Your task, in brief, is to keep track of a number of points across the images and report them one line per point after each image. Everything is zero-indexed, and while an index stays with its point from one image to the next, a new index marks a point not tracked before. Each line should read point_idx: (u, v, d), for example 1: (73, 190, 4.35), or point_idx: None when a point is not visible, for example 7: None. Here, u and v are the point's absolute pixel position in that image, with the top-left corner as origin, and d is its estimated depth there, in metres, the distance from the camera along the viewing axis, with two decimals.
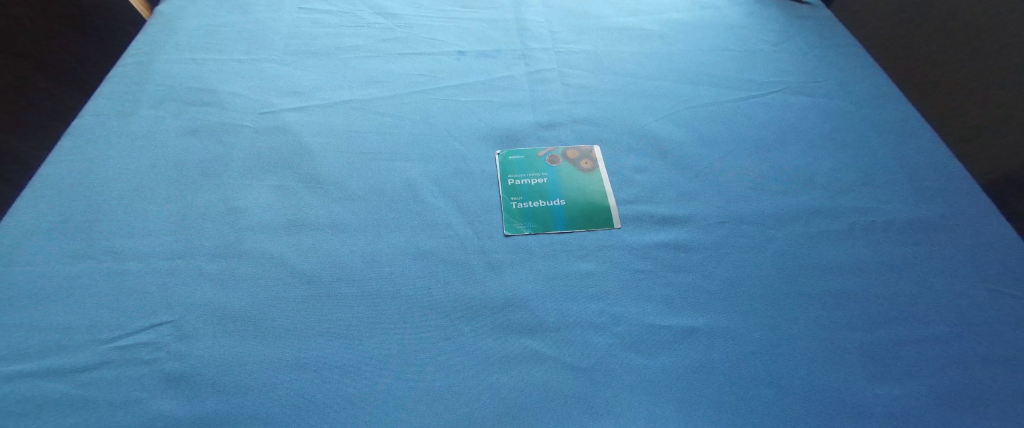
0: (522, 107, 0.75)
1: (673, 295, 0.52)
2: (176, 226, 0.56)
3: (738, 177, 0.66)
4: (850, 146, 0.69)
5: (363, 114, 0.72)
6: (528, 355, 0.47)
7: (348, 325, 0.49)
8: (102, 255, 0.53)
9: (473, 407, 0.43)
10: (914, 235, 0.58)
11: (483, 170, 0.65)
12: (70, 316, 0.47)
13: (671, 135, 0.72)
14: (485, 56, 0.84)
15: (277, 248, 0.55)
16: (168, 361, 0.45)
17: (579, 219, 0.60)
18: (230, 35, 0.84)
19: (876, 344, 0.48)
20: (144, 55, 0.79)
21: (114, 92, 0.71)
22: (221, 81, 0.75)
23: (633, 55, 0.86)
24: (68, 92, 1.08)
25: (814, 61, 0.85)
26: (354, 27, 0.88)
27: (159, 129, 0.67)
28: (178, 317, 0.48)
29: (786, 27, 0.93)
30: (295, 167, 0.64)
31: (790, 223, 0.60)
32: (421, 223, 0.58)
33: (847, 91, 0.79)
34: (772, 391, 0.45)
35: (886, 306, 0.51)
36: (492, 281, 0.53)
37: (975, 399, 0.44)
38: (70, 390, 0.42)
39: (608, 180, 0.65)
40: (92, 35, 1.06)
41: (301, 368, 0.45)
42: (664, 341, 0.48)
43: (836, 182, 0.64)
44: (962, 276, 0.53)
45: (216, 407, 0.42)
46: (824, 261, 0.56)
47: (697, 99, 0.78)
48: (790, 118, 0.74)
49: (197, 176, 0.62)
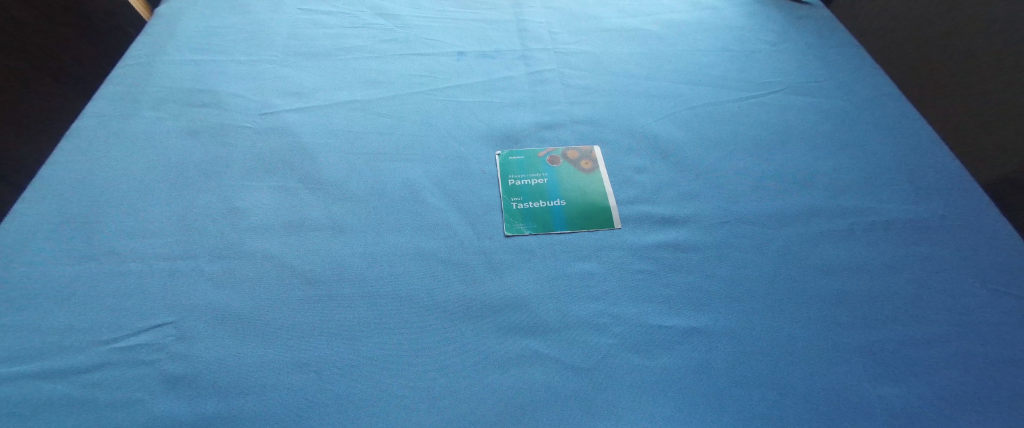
0: (522, 107, 0.75)
1: (674, 296, 0.52)
2: (176, 227, 0.56)
3: (738, 177, 0.66)
4: (850, 146, 0.70)
5: (363, 115, 0.72)
6: (529, 356, 0.47)
7: (347, 325, 0.49)
8: (103, 256, 0.53)
9: (473, 406, 0.43)
10: (915, 235, 0.58)
11: (483, 170, 0.65)
12: (70, 317, 0.47)
13: (670, 135, 0.72)
14: (485, 57, 0.84)
15: (277, 249, 0.55)
16: (169, 361, 0.45)
17: (579, 220, 0.60)
18: (230, 36, 0.84)
19: (877, 344, 0.48)
20: (144, 56, 0.79)
21: (115, 93, 0.72)
22: (221, 82, 0.75)
23: (633, 55, 0.87)
24: (69, 92, 1.08)
25: (813, 61, 0.85)
26: (354, 28, 0.88)
27: (160, 129, 0.67)
28: (178, 319, 0.48)
29: (785, 28, 0.93)
30: (295, 168, 0.64)
31: (791, 223, 0.60)
32: (422, 224, 0.58)
33: (847, 91, 0.79)
34: (773, 391, 0.45)
35: (886, 306, 0.51)
36: (493, 281, 0.53)
37: (976, 399, 0.44)
38: (70, 392, 0.42)
39: (608, 180, 0.65)
40: (93, 39, 1.06)
41: (302, 368, 0.45)
42: (664, 342, 0.48)
43: (836, 182, 0.64)
44: (963, 276, 0.53)
45: (217, 407, 0.42)
46: (825, 261, 0.56)
47: (697, 99, 0.78)
48: (790, 118, 0.74)
49: (197, 176, 0.62)
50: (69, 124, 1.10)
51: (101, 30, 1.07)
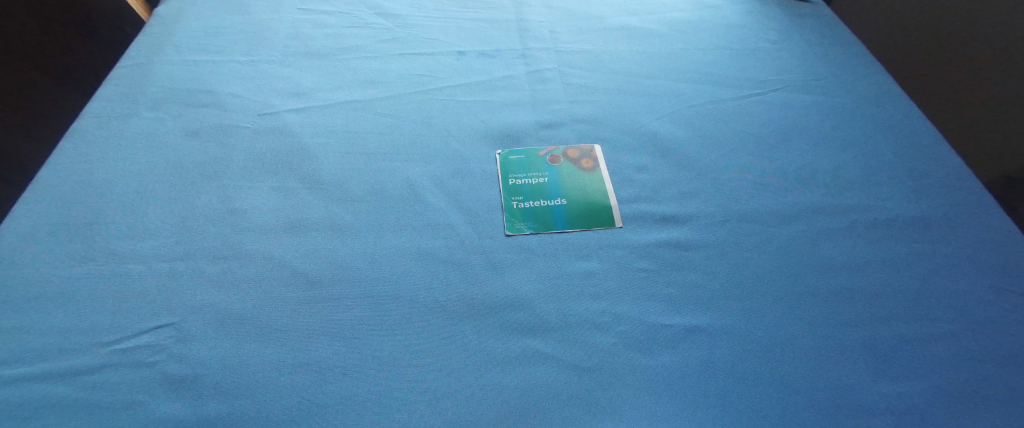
0: (522, 107, 0.75)
1: (675, 295, 0.52)
2: (175, 228, 0.56)
3: (739, 176, 0.65)
4: (851, 144, 0.69)
5: (363, 115, 0.72)
6: (530, 355, 0.47)
7: (348, 326, 0.48)
8: (103, 258, 0.52)
9: (475, 407, 0.43)
10: (917, 232, 0.58)
11: (483, 170, 0.65)
12: (70, 318, 0.47)
13: (671, 133, 0.72)
14: (485, 56, 0.83)
15: (278, 249, 0.55)
16: (170, 363, 0.45)
17: (580, 219, 0.60)
18: (229, 36, 0.84)
19: (879, 342, 0.48)
20: (143, 56, 0.79)
21: (114, 94, 0.71)
22: (221, 82, 0.75)
23: (633, 54, 0.86)
24: (69, 91, 1.08)
25: (815, 59, 0.85)
26: (353, 28, 0.88)
27: (160, 130, 0.67)
28: (178, 320, 0.48)
29: (786, 26, 0.93)
30: (295, 168, 0.64)
31: (792, 221, 0.60)
32: (423, 224, 0.58)
33: (848, 89, 0.79)
34: (775, 390, 0.45)
35: (888, 304, 0.51)
36: (493, 281, 0.53)
37: (978, 397, 0.44)
38: (70, 394, 0.42)
39: (608, 179, 0.65)
40: (92, 39, 1.06)
41: (302, 369, 0.45)
42: (666, 340, 0.48)
43: (838, 180, 0.64)
44: (964, 273, 0.53)
45: (218, 409, 0.42)
46: (826, 259, 0.55)
47: (698, 98, 0.77)
48: (791, 116, 0.74)
49: (198, 177, 0.62)
50: (69, 123, 1.10)
51: (101, 29, 1.06)
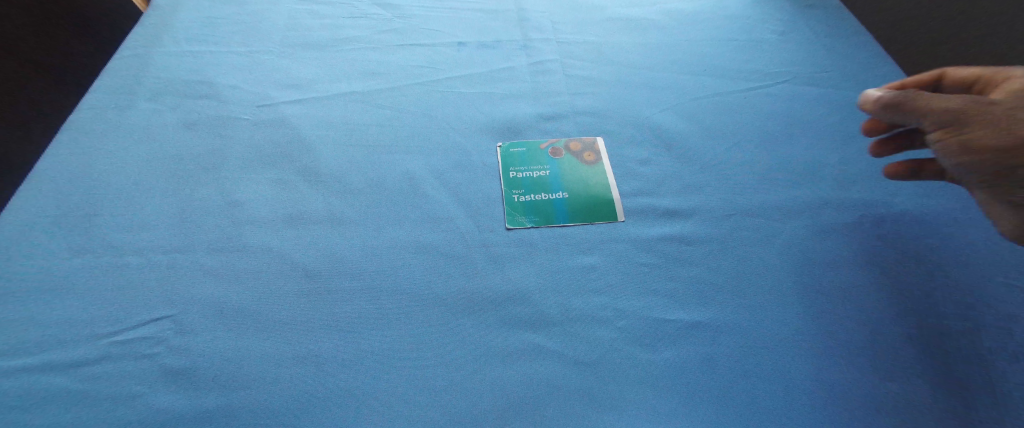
0: (524, 99, 0.74)
1: (678, 289, 0.52)
2: (173, 221, 0.56)
3: (744, 170, 0.64)
4: (857, 138, 0.68)
5: (363, 106, 0.71)
6: (531, 350, 0.46)
7: (348, 320, 0.48)
8: (101, 250, 0.52)
9: (474, 402, 0.43)
10: (923, 227, 0.57)
11: (484, 163, 0.65)
12: (68, 311, 0.47)
13: (675, 126, 0.71)
14: (485, 47, 0.82)
15: (276, 242, 0.54)
16: (169, 355, 0.45)
17: (582, 212, 0.59)
18: (226, 27, 0.83)
19: (884, 339, 0.47)
20: (140, 47, 0.77)
21: (111, 85, 0.70)
22: (219, 74, 0.74)
23: (636, 46, 0.85)
24: (67, 91, 1.03)
25: (821, 51, 0.83)
26: (352, 18, 0.86)
27: (158, 122, 0.66)
28: (177, 312, 0.48)
29: (792, 16, 0.91)
30: (294, 161, 0.63)
31: (796, 216, 0.59)
32: (423, 217, 0.58)
33: (855, 82, 0.77)
34: (778, 386, 0.44)
35: (894, 300, 0.50)
36: (493, 274, 0.52)
37: (985, 395, 0.43)
38: (70, 385, 0.43)
39: (611, 172, 0.64)
40: (87, 37, 1.07)
41: (303, 363, 0.45)
42: (667, 336, 0.48)
43: (843, 174, 0.63)
44: (972, 269, 0.53)
45: (218, 402, 0.42)
46: (832, 254, 0.55)
47: (702, 90, 0.76)
48: (796, 109, 0.73)
49: (196, 169, 0.61)
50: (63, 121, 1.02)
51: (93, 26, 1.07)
